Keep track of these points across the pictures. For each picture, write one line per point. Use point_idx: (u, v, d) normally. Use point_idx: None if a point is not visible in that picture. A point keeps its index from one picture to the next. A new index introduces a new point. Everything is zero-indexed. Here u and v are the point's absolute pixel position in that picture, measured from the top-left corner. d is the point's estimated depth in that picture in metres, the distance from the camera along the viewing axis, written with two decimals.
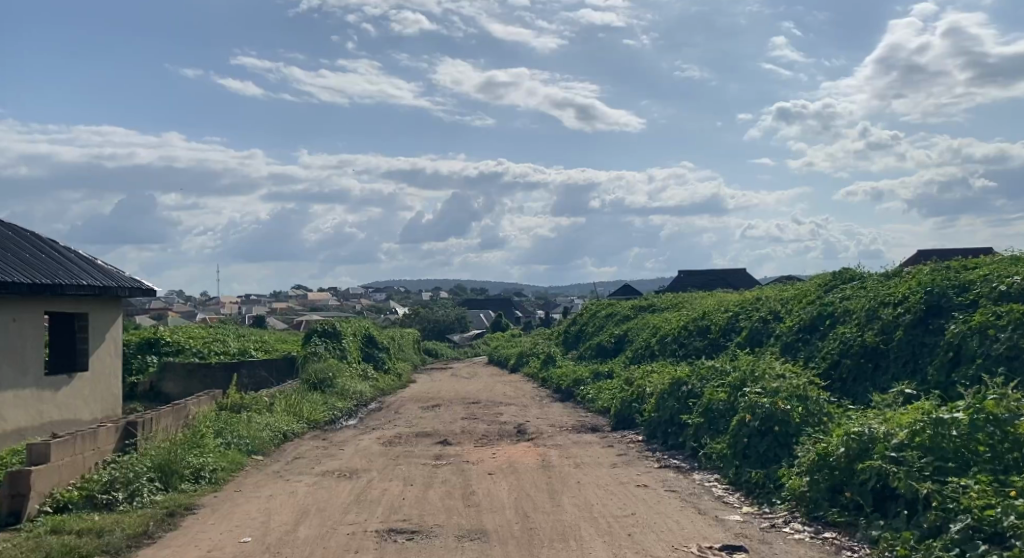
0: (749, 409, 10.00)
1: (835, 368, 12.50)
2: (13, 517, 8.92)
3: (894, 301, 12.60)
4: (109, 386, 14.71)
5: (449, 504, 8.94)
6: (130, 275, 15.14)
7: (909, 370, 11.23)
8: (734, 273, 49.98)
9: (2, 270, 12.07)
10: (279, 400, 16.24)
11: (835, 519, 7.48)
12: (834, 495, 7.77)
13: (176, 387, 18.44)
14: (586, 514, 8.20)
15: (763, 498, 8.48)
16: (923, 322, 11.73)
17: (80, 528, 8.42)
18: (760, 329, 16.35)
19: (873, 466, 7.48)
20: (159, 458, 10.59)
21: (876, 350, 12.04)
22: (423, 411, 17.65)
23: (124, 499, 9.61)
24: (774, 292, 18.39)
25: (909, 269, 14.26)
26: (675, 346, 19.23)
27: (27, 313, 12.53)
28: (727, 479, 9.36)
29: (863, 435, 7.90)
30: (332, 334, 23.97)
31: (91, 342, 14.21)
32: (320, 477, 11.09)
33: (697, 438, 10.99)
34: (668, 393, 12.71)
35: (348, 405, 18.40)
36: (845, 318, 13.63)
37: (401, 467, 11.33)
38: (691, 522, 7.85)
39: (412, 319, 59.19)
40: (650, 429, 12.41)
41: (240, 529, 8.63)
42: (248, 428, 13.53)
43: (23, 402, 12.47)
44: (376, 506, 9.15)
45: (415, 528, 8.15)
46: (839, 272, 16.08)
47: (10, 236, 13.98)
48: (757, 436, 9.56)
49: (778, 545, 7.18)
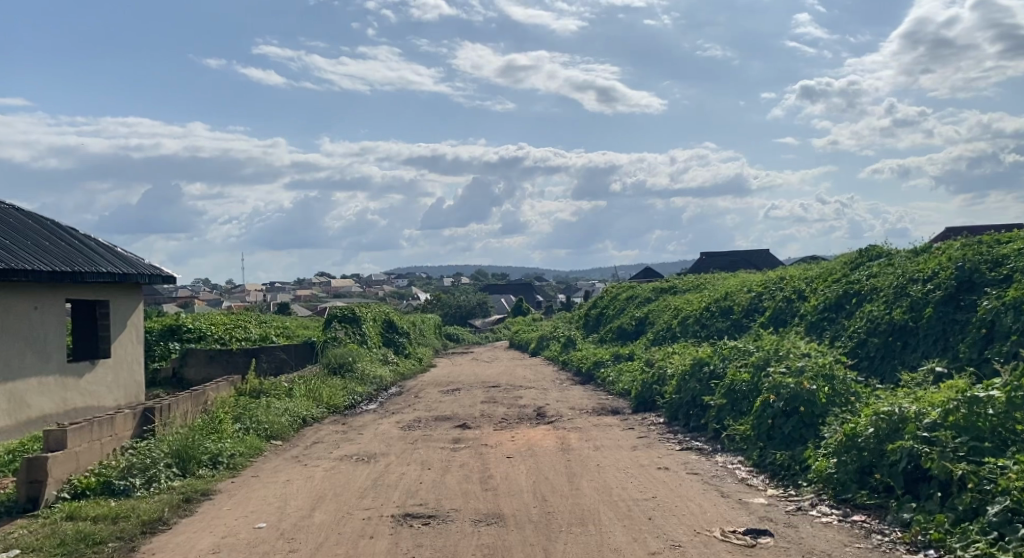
0: (773, 389, 9.69)
1: (862, 347, 12.19)
2: (31, 504, 8.86)
3: (923, 277, 12.32)
4: (131, 373, 14.65)
5: (467, 489, 8.77)
6: (150, 263, 15.06)
7: (939, 347, 10.92)
8: (758, 254, 49.69)
9: (23, 257, 12.00)
10: (298, 385, 16.15)
11: (864, 502, 7.21)
12: (863, 477, 7.48)
13: (198, 373, 18.46)
14: (606, 498, 8.00)
15: (788, 481, 8.23)
16: (954, 299, 11.45)
17: (96, 514, 8.34)
18: (785, 309, 16.02)
19: (904, 446, 7.15)
20: (177, 443, 10.51)
21: (904, 327, 11.72)
22: (443, 395, 17.56)
23: (141, 485, 9.56)
24: (799, 271, 18.04)
25: (940, 245, 13.94)
26: (697, 327, 18.96)
27: (49, 300, 12.48)
28: (751, 461, 9.11)
29: (894, 415, 7.56)
30: (351, 319, 23.81)
31: (113, 329, 14.16)
32: (338, 461, 10.97)
33: (719, 420, 10.74)
34: (689, 374, 12.46)
35: (368, 390, 18.31)
36: (873, 295, 13.33)
37: (420, 451, 11.18)
38: (714, 505, 7.62)
39: (433, 304, 59.00)
40: (671, 410, 12.18)
41: (256, 515, 8.49)
42: (267, 413, 13.42)
43: (47, 389, 12.44)
44: (393, 491, 9.00)
45: (431, 513, 7.99)
46: (867, 249, 15.74)
47: (30, 224, 13.94)
48: (782, 416, 9.26)
49: (804, 529, 6.92)
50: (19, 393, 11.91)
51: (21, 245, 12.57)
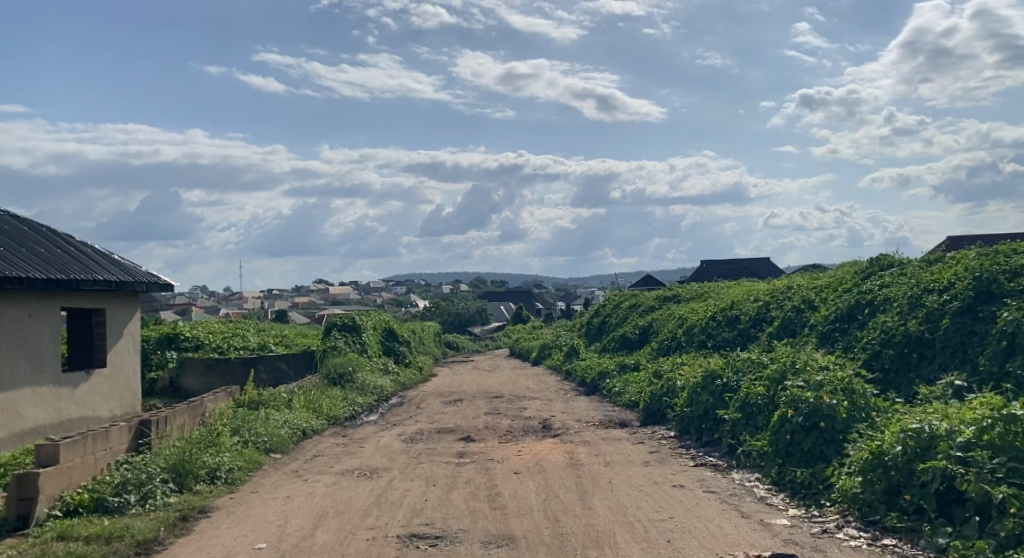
0: (791, 404, 9.37)
1: (877, 358, 11.86)
2: (21, 522, 8.54)
3: (940, 288, 12.01)
4: (127, 383, 14.30)
5: (475, 507, 8.45)
6: (146, 270, 14.74)
7: (957, 360, 10.60)
8: (758, 262, 49.49)
9: (17, 264, 11.69)
10: (298, 396, 15.80)
11: (895, 525, 6.90)
12: (892, 498, 7.17)
13: (195, 383, 18.11)
14: (620, 518, 7.68)
15: (810, 500, 7.92)
16: (972, 310, 11.15)
17: (88, 534, 8.00)
18: (794, 318, 15.68)
19: (937, 466, 6.85)
20: (174, 457, 10.19)
21: (921, 339, 11.40)
22: (445, 406, 17.23)
23: (136, 502, 9.24)
24: (807, 280, 17.73)
25: (954, 254, 13.63)
26: (704, 337, 18.64)
27: (43, 309, 12.15)
28: (769, 479, 8.80)
29: (923, 433, 7.26)
30: (351, 328, 23.46)
31: (109, 338, 13.82)
32: (340, 477, 10.63)
33: (734, 434, 10.42)
34: (701, 387, 12.13)
35: (368, 400, 17.97)
36: (886, 305, 13.01)
37: (423, 466, 10.85)
38: (735, 527, 7.31)
39: (433, 311, 58.53)
40: (683, 424, 11.85)
41: (255, 535, 8.16)
42: (266, 425, 13.08)
43: (41, 400, 12.10)
44: (397, 509, 8.67)
45: (438, 533, 7.66)
46: (878, 258, 15.43)
47: (24, 231, 13.63)
48: (801, 432, 8.94)
49: (833, 553, 6.61)
50: (12, 404, 11.57)
51: (15, 252, 12.23)
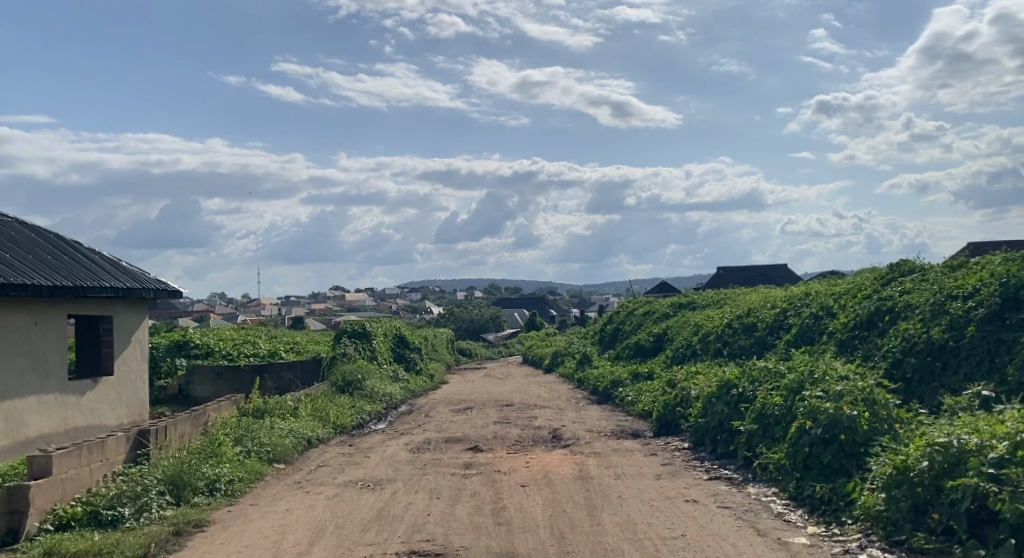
0: (809, 415, 8.96)
1: (898, 367, 11.42)
2: (10, 536, 8.25)
3: (964, 294, 11.58)
4: (135, 390, 14.05)
5: (478, 522, 8.10)
6: (154, 277, 14.51)
7: (984, 369, 10.16)
8: (774, 269, 49.06)
9: (23, 270, 11.46)
10: (304, 404, 15.48)
11: (922, 546, 6.51)
12: (918, 516, 6.78)
13: (204, 391, 17.84)
14: (629, 535, 7.31)
15: (831, 517, 7.53)
16: (998, 317, 10.71)
17: (76, 550, 7.71)
18: (811, 326, 15.26)
19: (967, 484, 6.45)
20: (171, 469, 9.89)
21: (945, 347, 10.95)
22: (454, 414, 16.87)
23: (131, 516, 8.96)
24: (825, 286, 17.29)
25: (978, 259, 13.18)
26: (719, 344, 18.22)
27: (50, 316, 11.91)
28: (787, 494, 8.42)
29: (952, 447, 6.85)
30: (362, 335, 23.17)
31: (117, 345, 13.56)
32: (342, 488, 10.32)
33: (750, 446, 10.04)
34: (716, 397, 11.72)
35: (376, 408, 17.65)
36: (907, 312, 12.56)
37: (428, 478, 10.51)
38: (750, 546, 6.92)
39: (447, 317, 58.28)
40: (697, 436, 11.47)
41: (249, 552, 7.83)
42: (269, 434, 12.77)
43: (46, 408, 11.85)
44: (398, 524, 8.32)
45: (439, 551, 7.30)
46: (899, 264, 14.99)
47: (31, 237, 13.41)
48: (820, 444, 8.52)
49: None
50: (17, 413, 11.31)
51: (22, 258, 12.02)
